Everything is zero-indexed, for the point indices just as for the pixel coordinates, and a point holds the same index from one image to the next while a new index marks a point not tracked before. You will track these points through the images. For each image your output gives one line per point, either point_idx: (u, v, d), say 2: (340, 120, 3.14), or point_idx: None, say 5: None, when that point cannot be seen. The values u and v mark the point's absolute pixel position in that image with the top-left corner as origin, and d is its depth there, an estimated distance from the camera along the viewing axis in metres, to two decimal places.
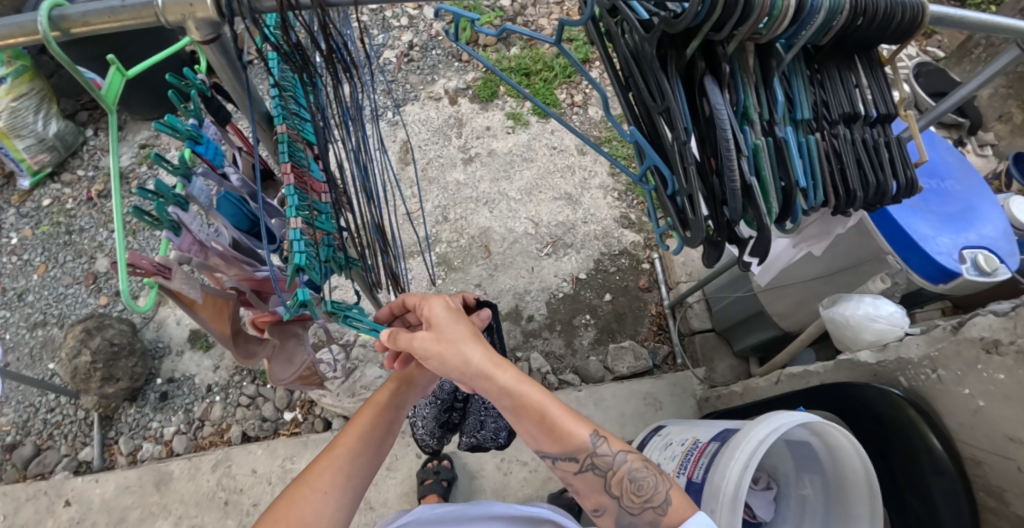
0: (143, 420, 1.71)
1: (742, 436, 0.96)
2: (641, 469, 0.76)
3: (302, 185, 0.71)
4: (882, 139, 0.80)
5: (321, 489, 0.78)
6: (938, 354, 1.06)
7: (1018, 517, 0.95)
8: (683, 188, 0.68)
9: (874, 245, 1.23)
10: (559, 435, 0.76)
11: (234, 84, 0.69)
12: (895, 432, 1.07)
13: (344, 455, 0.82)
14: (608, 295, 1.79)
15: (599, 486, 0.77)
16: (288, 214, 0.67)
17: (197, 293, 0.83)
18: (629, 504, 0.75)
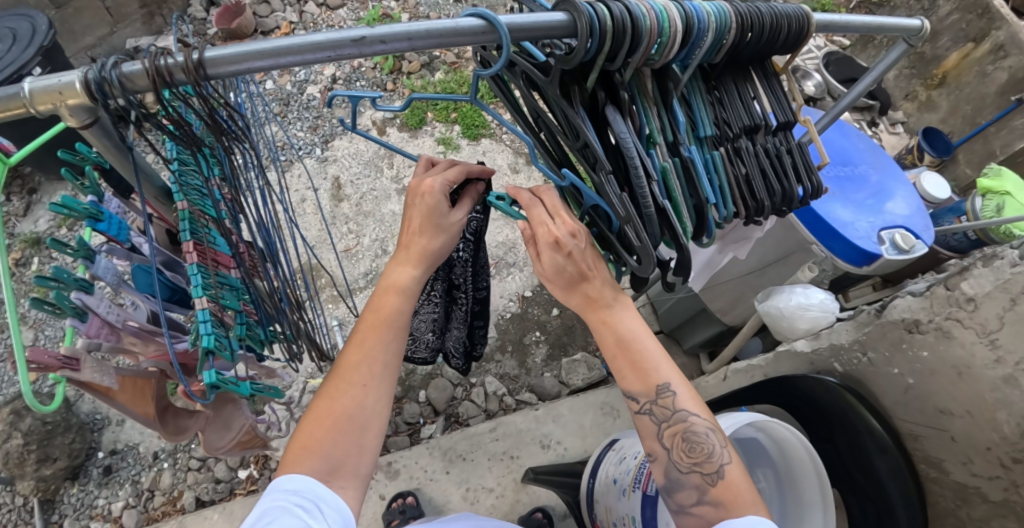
0: (89, 498, 1.61)
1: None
2: (703, 432, 0.74)
3: (203, 260, 0.69)
4: (784, 146, 0.83)
5: (359, 381, 0.73)
6: (867, 338, 1.11)
7: (958, 483, 1.00)
8: None
9: (798, 237, 1.28)
10: (640, 372, 0.76)
11: (124, 166, 0.66)
12: (836, 416, 1.11)
13: (376, 342, 0.75)
14: (555, 310, 1.83)
15: (653, 433, 0.76)
16: (194, 293, 0.64)
17: (113, 379, 0.79)
18: (678, 459, 0.75)
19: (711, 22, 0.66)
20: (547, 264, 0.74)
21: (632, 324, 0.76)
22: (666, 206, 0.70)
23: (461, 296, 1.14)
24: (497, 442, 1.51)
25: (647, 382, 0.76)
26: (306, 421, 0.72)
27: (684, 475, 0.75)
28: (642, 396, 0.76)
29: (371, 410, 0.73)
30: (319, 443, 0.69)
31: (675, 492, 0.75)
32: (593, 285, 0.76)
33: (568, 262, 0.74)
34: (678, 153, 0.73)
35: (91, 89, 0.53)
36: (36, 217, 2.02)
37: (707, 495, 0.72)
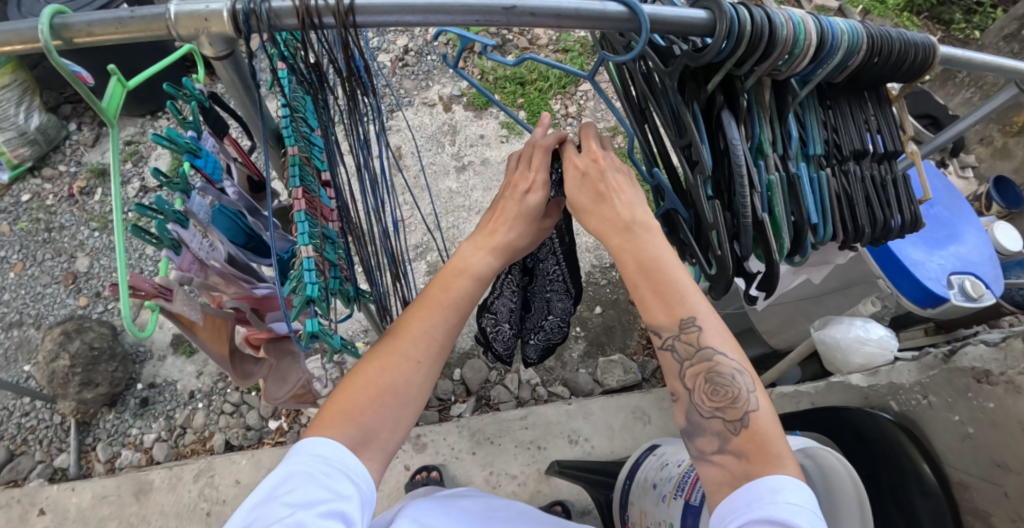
0: (123, 427, 1.65)
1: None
2: (727, 372, 0.68)
3: (311, 210, 0.71)
4: (889, 176, 0.81)
5: (413, 358, 0.71)
6: (930, 382, 1.10)
7: None
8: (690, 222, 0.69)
9: (865, 269, 1.24)
10: (665, 303, 0.69)
11: (243, 102, 0.68)
12: (885, 455, 1.09)
13: (437, 321, 0.72)
14: (598, 308, 1.83)
15: (675, 371, 0.70)
16: (300, 241, 0.66)
17: (198, 314, 0.83)
18: (700, 401, 0.69)
19: (844, 40, 0.65)
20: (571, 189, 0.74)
21: (662, 251, 0.69)
22: (767, 220, 0.68)
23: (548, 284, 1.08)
24: (526, 430, 1.51)
25: (673, 314, 0.69)
26: (346, 384, 0.70)
27: (704, 419, 0.69)
28: (666, 329, 0.70)
29: (416, 389, 0.71)
30: (357, 409, 0.68)
31: (696, 437, 0.69)
32: (615, 206, 0.71)
33: (583, 184, 0.73)
34: (787, 170, 0.71)
35: (237, 20, 0.53)
36: (104, 149, 2.13)
37: (728, 444, 0.66)
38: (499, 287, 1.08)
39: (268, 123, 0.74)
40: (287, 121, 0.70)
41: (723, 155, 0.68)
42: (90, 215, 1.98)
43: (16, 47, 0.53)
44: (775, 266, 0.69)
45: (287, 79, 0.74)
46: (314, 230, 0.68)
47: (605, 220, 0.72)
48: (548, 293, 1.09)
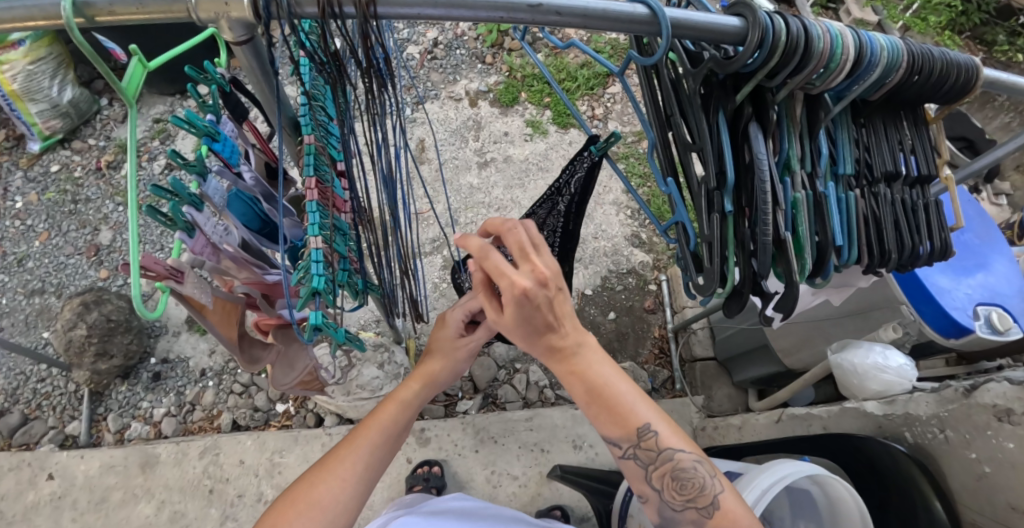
0: (134, 399, 1.68)
1: (747, 483, 0.95)
2: (686, 469, 0.73)
3: (323, 200, 0.70)
4: (921, 201, 0.78)
5: (342, 477, 0.79)
6: (948, 414, 1.05)
7: None
8: (708, 235, 0.68)
9: (889, 294, 1.20)
10: (610, 420, 0.74)
11: (262, 87, 0.68)
12: (896, 487, 1.05)
13: (369, 441, 0.82)
14: (612, 313, 1.81)
15: (641, 475, 0.75)
16: (310, 231, 0.65)
17: (208, 298, 0.82)
18: (669, 500, 0.74)
19: (884, 57, 0.62)
20: (514, 312, 0.69)
21: (607, 370, 0.73)
22: (789, 239, 0.66)
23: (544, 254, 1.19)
24: (530, 432, 1.51)
25: (627, 426, 0.74)
26: (281, 501, 0.78)
27: (680, 512, 0.74)
28: (625, 440, 0.74)
29: (346, 505, 0.78)
30: (288, 521, 0.75)
31: None
32: (558, 334, 0.73)
33: (536, 312, 0.69)
34: (815, 189, 0.69)
35: (257, 7, 0.53)
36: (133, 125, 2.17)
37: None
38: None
39: (286, 108, 0.74)
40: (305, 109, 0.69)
41: (748, 171, 0.66)
42: (116, 189, 2.02)
43: (38, 22, 0.53)
44: (795, 286, 0.67)
45: (308, 67, 0.74)
46: (324, 221, 0.67)
47: (548, 346, 0.73)
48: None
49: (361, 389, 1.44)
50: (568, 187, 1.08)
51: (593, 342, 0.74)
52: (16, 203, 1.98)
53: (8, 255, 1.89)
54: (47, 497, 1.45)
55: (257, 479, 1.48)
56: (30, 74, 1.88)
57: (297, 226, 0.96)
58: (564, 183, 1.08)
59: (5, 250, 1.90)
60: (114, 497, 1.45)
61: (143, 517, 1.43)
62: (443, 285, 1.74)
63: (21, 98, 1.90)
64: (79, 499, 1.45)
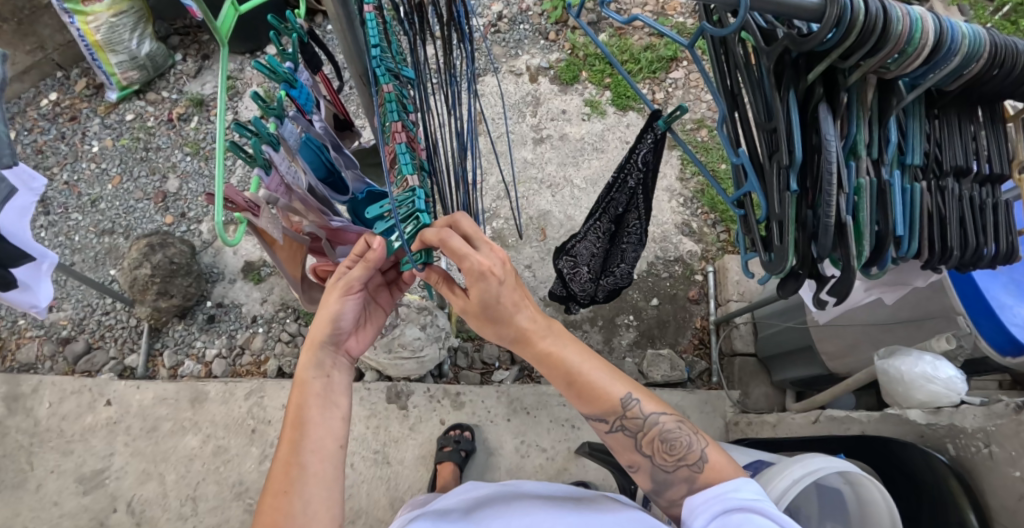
0: (189, 338, 1.76)
1: (777, 472, 0.95)
2: (673, 430, 0.83)
3: (411, 143, 0.78)
4: (990, 199, 0.76)
5: (282, 489, 0.75)
6: (995, 429, 1.02)
7: None
8: (775, 214, 0.69)
9: (946, 303, 1.18)
10: (589, 400, 0.82)
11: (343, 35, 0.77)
12: (930, 499, 1.05)
13: (291, 445, 0.79)
14: (654, 300, 1.81)
15: (631, 446, 0.84)
16: (404, 171, 0.75)
17: (278, 233, 0.86)
18: (661, 462, 0.83)
19: (964, 46, 0.61)
20: (480, 292, 0.74)
21: (575, 357, 0.80)
22: (849, 223, 0.66)
23: (629, 229, 1.19)
24: (563, 408, 1.56)
25: (608, 403, 0.82)
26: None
27: (671, 473, 0.82)
28: (612, 414, 0.82)
29: (304, 514, 0.74)
30: None
31: (666, 491, 0.84)
32: (519, 319, 0.78)
33: (500, 292, 0.75)
34: (882, 177, 0.68)
35: None
36: (204, 81, 2.27)
37: (696, 483, 0.81)
38: (587, 232, 1.19)
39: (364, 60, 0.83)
40: (378, 49, 0.76)
41: (816, 153, 0.66)
42: (185, 140, 2.13)
43: None
44: (850, 273, 0.68)
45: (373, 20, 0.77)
46: (414, 163, 0.76)
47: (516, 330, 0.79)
48: (625, 240, 1.22)
49: (403, 347, 1.54)
50: (635, 163, 1.05)
51: (548, 319, 0.81)
52: (92, 147, 2.10)
53: (83, 195, 2.02)
54: (104, 421, 1.55)
55: None
56: (112, 26, 2.00)
57: (360, 179, 1.02)
58: (631, 160, 1.04)
59: (80, 190, 2.03)
60: (164, 427, 1.56)
61: (189, 448, 1.54)
62: None
63: (103, 48, 2.02)
64: (133, 425, 1.55)
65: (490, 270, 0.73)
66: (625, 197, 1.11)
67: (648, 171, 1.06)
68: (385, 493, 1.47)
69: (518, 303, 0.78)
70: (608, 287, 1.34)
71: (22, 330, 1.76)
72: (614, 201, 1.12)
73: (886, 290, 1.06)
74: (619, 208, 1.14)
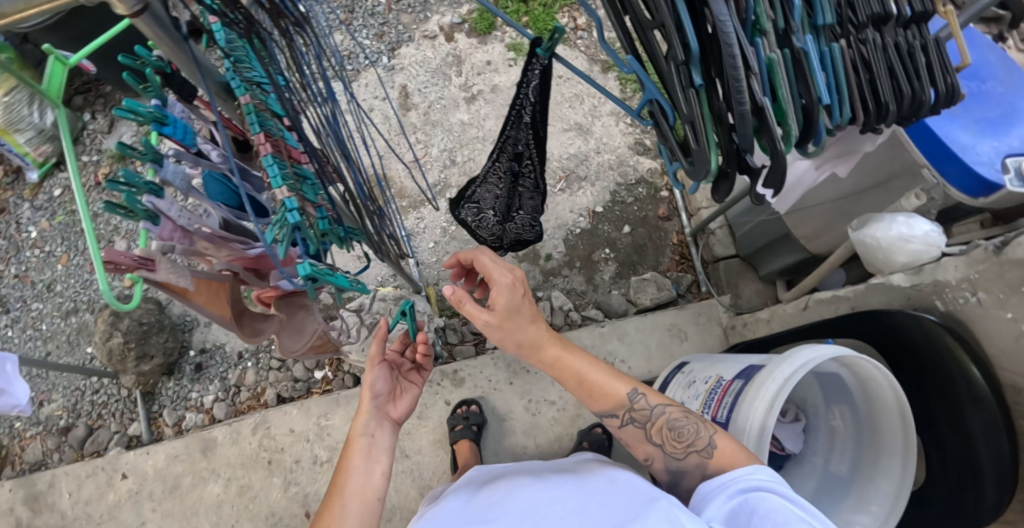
0: (183, 392, 1.73)
1: (766, 375, 0.94)
2: (679, 419, 0.90)
3: (276, 152, 0.77)
4: (917, 41, 0.71)
5: (326, 524, 0.84)
6: (979, 276, 1.00)
7: None
8: (683, 115, 0.63)
9: (909, 159, 1.14)
10: (600, 397, 0.93)
11: (176, 55, 0.64)
12: (931, 362, 1.04)
13: (340, 492, 0.88)
14: (627, 227, 1.76)
15: (642, 437, 0.92)
16: (273, 184, 0.72)
17: (188, 280, 0.81)
18: (672, 450, 0.89)
19: None
20: (505, 304, 0.90)
21: (581, 363, 0.93)
22: (768, 104, 0.60)
23: (527, 173, 1.10)
24: None
25: (611, 400, 0.92)
26: None
27: (683, 459, 0.87)
28: (620, 410, 0.92)
29: None
30: None
31: (683, 478, 0.88)
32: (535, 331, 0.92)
33: (522, 303, 0.92)
34: (792, 45, 0.63)
35: None
36: (120, 133, 2.16)
37: (708, 468, 0.84)
38: (488, 173, 1.09)
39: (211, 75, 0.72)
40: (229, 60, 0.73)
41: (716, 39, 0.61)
42: None
43: None
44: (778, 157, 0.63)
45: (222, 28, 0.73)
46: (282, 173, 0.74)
47: (530, 338, 0.92)
48: (524, 185, 1.13)
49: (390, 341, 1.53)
50: (525, 98, 0.95)
51: (559, 335, 0.94)
52: (31, 233, 2.02)
53: (37, 283, 1.96)
54: (126, 494, 1.55)
55: (310, 444, 1.56)
56: (8, 107, 1.84)
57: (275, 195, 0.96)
58: (522, 96, 0.95)
59: (32, 279, 1.96)
60: (185, 482, 1.56)
61: (215, 495, 1.55)
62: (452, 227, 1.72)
63: (7, 131, 1.89)
64: (155, 489, 1.55)
65: (517, 281, 0.92)
66: (524, 137, 1.03)
67: (535, 104, 0.97)
68: (413, 485, 1.48)
69: (534, 316, 0.93)
70: (513, 239, 1.25)
71: (20, 432, 1.73)
72: (512, 138, 1.03)
73: (836, 162, 1.04)
74: (517, 145, 1.04)
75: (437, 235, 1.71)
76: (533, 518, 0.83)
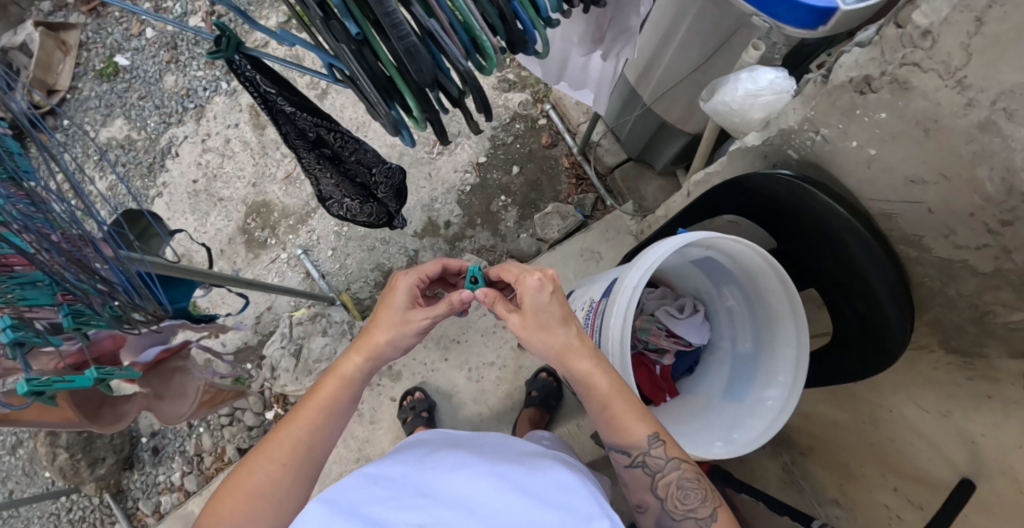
0: (151, 478, 1.76)
1: (621, 285, 0.94)
2: (689, 480, 0.87)
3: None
4: None
5: (281, 461, 0.86)
6: (816, 113, 0.97)
7: (943, 260, 0.93)
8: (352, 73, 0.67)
9: (737, 12, 1.08)
10: (621, 429, 0.86)
11: None
12: (799, 210, 1.04)
13: (306, 425, 0.88)
14: (515, 167, 1.73)
15: (647, 484, 0.88)
16: None
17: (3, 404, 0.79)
18: (672, 508, 0.87)
19: None
20: (537, 308, 0.87)
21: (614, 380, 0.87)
22: (436, 25, 0.63)
23: (341, 147, 1.09)
24: (486, 318, 1.58)
25: (634, 431, 0.86)
26: (224, 486, 0.85)
27: (677, 521, 0.86)
28: (636, 446, 0.87)
29: (281, 489, 0.85)
30: (224, 511, 0.82)
31: None
32: (566, 337, 0.87)
33: (550, 306, 0.87)
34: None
35: None
36: None
37: None
38: (306, 169, 1.10)
39: None
40: None
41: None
42: None
43: None
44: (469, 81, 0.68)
45: None
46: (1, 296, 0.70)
47: (557, 343, 0.86)
48: (350, 156, 1.12)
49: (319, 361, 1.49)
50: (263, 90, 0.91)
51: (591, 346, 0.88)
52: None
53: None
54: None
55: None
56: None
57: None
58: (255, 90, 0.90)
59: None
60: None
61: None
62: (344, 228, 1.67)
63: None
64: None
65: (546, 280, 0.88)
66: (305, 124, 1.00)
67: (275, 88, 0.92)
68: None
69: (564, 318, 0.89)
70: (393, 190, 1.27)
71: None
72: (291, 132, 1.00)
73: (621, 46, 0.93)
74: (307, 134, 1.02)
75: (331, 241, 1.66)
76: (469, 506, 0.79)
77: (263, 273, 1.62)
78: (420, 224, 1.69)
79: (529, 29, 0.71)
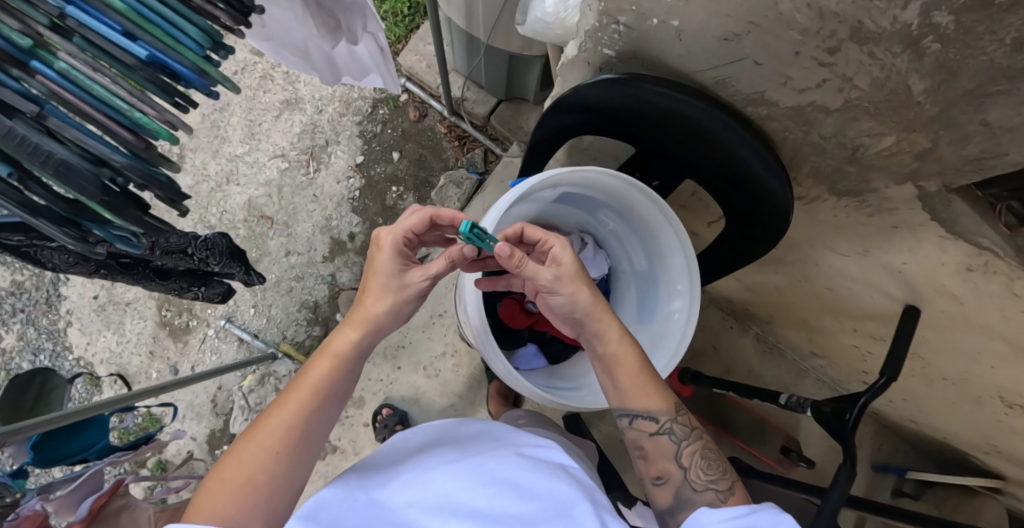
0: None
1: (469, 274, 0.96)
2: (708, 451, 0.81)
3: None
4: None
5: (272, 447, 0.70)
6: (606, 3, 0.84)
7: (793, 109, 0.83)
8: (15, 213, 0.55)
9: None
10: (650, 392, 0.81)
11: None
12: (634, 108, 0.93)
13: (296, 409, 0.74)
14: (397, 152, 1.65)
15: (669, 453, 0.81)
16: None
17: None
18: (694, 477, 0.79)
19: None
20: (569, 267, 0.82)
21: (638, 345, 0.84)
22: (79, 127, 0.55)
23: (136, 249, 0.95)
24: (422, 313, 1.55)
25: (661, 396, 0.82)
26: (206, 484, 0.68)
27: (699, 492, 0.78)
28: (662, 411, 0.81)
29: (273, 485, 0.69)
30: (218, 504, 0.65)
31: (681, 513, 0.78)
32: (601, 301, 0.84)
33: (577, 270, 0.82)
34: (68, 30, 0.56)
35: None
36: None
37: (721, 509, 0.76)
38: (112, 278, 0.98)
39: None
40: None
41: None
42: None
43: None
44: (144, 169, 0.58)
45: None
46: None
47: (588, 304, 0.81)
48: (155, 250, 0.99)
49: None
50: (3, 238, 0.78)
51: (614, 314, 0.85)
52: None
53: None
54: None
55: None
56: None
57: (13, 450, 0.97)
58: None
59: None
60: None
61: None
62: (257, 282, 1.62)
63: None
64: None
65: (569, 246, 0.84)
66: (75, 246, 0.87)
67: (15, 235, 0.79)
68: None
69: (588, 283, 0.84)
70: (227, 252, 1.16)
71: None
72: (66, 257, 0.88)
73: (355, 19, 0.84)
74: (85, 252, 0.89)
75: (249, 300, 1.61)
76: (452, 504, 0.71)
77: (200, 357, 1.60)
78: (326, 247, 1.63)
79: (198, 81, 0.63)
